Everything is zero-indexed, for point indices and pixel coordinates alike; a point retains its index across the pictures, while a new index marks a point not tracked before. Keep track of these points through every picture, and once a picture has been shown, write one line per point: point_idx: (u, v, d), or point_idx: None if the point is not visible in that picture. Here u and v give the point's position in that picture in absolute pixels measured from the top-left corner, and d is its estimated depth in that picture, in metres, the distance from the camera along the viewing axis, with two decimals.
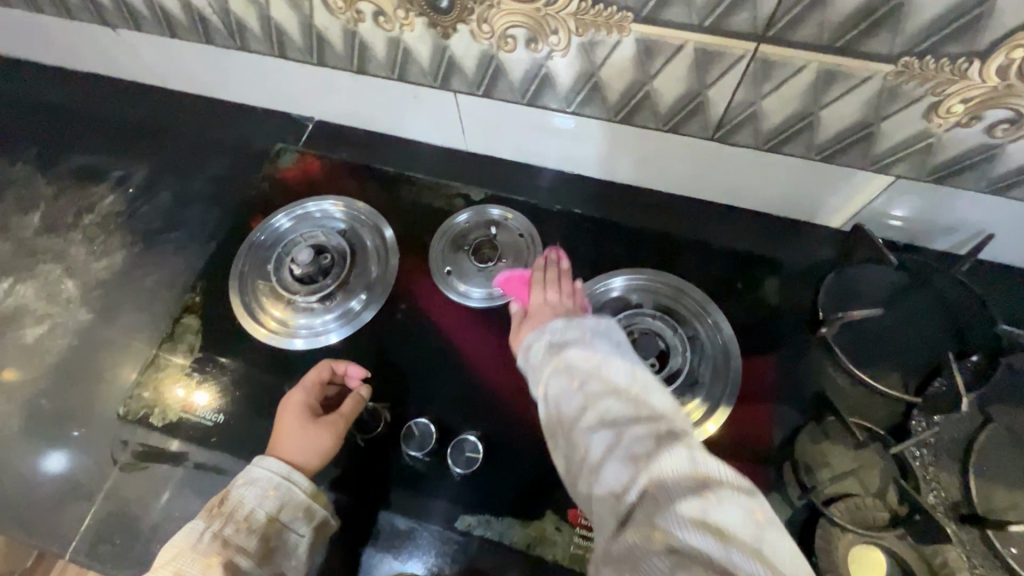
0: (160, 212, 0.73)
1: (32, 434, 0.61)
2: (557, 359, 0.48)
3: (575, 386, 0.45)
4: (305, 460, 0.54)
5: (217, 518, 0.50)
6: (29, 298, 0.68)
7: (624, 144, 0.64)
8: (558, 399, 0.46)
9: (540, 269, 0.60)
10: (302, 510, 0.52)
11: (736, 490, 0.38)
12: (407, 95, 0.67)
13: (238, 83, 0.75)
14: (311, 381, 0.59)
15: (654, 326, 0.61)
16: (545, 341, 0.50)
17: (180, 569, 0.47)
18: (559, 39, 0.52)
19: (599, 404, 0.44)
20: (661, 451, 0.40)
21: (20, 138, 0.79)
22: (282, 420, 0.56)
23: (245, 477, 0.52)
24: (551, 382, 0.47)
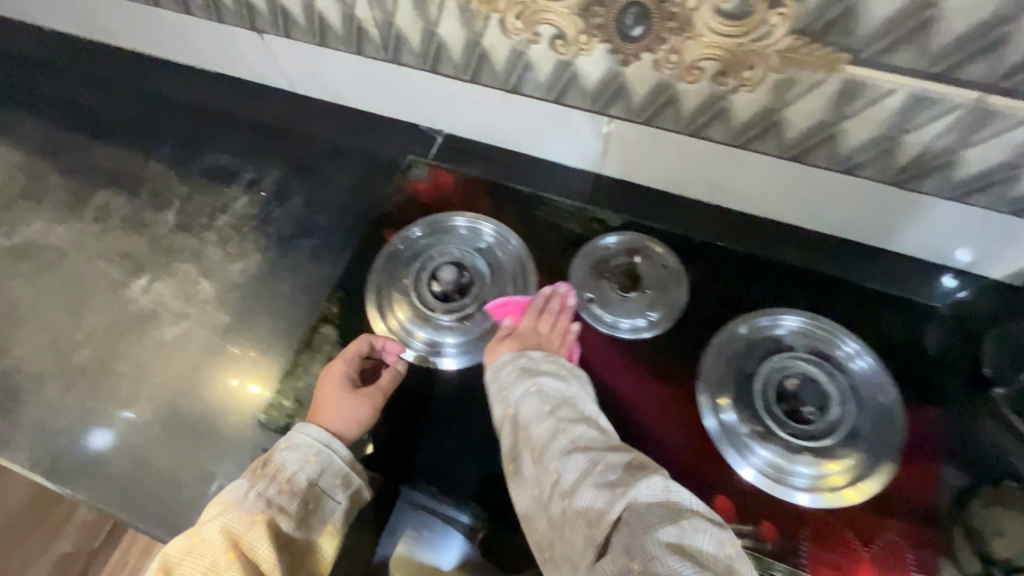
0: (293, 217, 0.73)
1: (172, 435, 0.61)
2: (531, 381, 0.53)
3: (547, 411, 0.50)
4: (345, 428, 0.56)
5: (260, 479, 0.51)
6: (166, 296, 0.69)
7: (784, 181, 0.62)
8: (532, 424, 0.50)
9: (541, 298, 0.62)
10: (341, 477, 0.53)
11: (710, 521, 0.40)
12: (556, 117, 0.66)
13: (375, 93, 0.75)
14: (351, 354, 0.61)
15: (811, 373, 0.58)
16: (524, 367, 0.55)
17: (226, 524, 0.48)
18: (753, 74, 0.51)
19: (571, 429, 0.48)
20: (637, 479, 0.42)
21: (153, 133, 0.81)
22: (322, 390, 0.58)
23: (287, 442, 0.54)
24: (523, 404, 0.52)
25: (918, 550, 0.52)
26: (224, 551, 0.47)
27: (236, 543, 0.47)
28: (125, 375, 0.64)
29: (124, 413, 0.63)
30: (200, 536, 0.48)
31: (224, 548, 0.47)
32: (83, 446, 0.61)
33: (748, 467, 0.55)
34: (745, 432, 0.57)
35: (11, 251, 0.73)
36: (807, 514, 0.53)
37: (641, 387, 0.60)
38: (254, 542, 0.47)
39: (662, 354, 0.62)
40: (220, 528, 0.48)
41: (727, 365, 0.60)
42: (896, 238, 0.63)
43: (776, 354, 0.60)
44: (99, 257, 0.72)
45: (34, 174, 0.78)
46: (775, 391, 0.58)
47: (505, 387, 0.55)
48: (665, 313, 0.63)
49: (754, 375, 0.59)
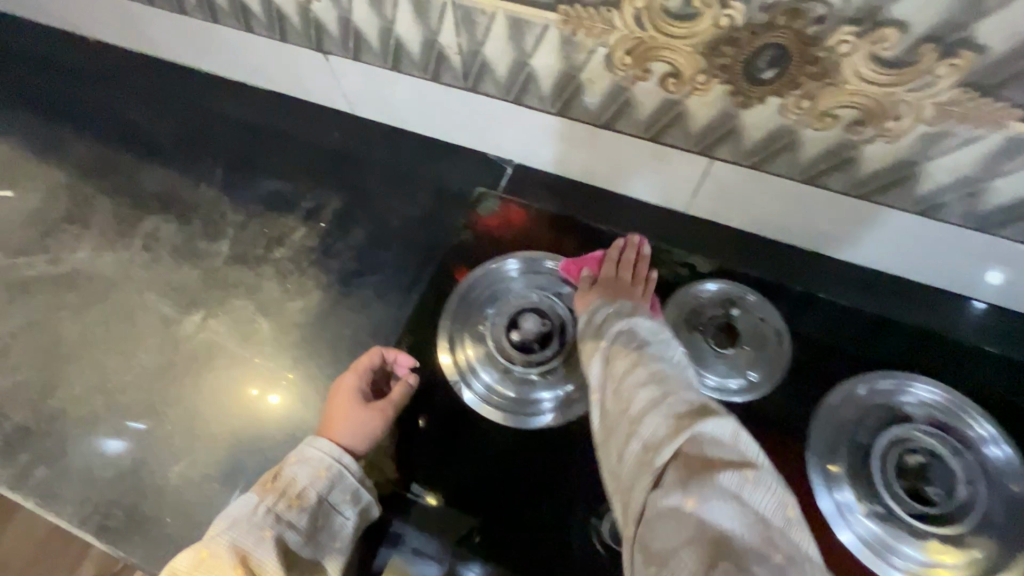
0: (355, 251, 0.69)
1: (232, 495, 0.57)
2: (625, 326, 0.53)
3: (633, 349, 0.50)
4: (358, 444, 0.53)
5: (270, 493, 0.47)
6: (220, 336, 0.64)
7: (903, 234, 0.57)
8: (620, 356, 0.50)
9: (617, 249, 0.63)
10: (351, 492, 0.50)
11: (776, 481, 0.38)
12: (648, 154, 0.61)
13: (444, 120, 0.71)
14: (363, 368, 0.58)
15: (936, 448, 0.53)
16: (617, 314, 0.55)
17: (235, 540, 0.44)
18: (898, 125, 0.46)
19: (653, 366, 0.47)
20: (706, 418, 0.41)
21: (205, 156, 0.76)
22: (333, 403, 0.55)
23: (297, 456, 0.51)
24: (614, 342, 0.52)
25: None
26: (231, 567, 0.43)
27: (244, 560, 0.44)
28: (179, 423, 0.60)
29: (178, 466, 0.58)
30: (208, 551, 0.44)
31: (232, 564, 0.43)
32: (136, 502, 0.56)
33: (864, 549, 0.51)
34: (862, 512, 0.52)
35: (56, 280, 0.68)
36: None
37: None
38: (264, 558, 0.44)
39: (764, 419, 0.57)
40: (229, 542, 0.44)
41: (839, 433, 0.55)
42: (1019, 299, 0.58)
43: (902, 423, 0.55)
44: (149, 290, 0.67)
45: (80, 197, 0.74)
46: (895, 468, 0.53)
47: (597, 327, 0.55)
48: (766, 374, 0.58)
49: (872, 448, 0.54)
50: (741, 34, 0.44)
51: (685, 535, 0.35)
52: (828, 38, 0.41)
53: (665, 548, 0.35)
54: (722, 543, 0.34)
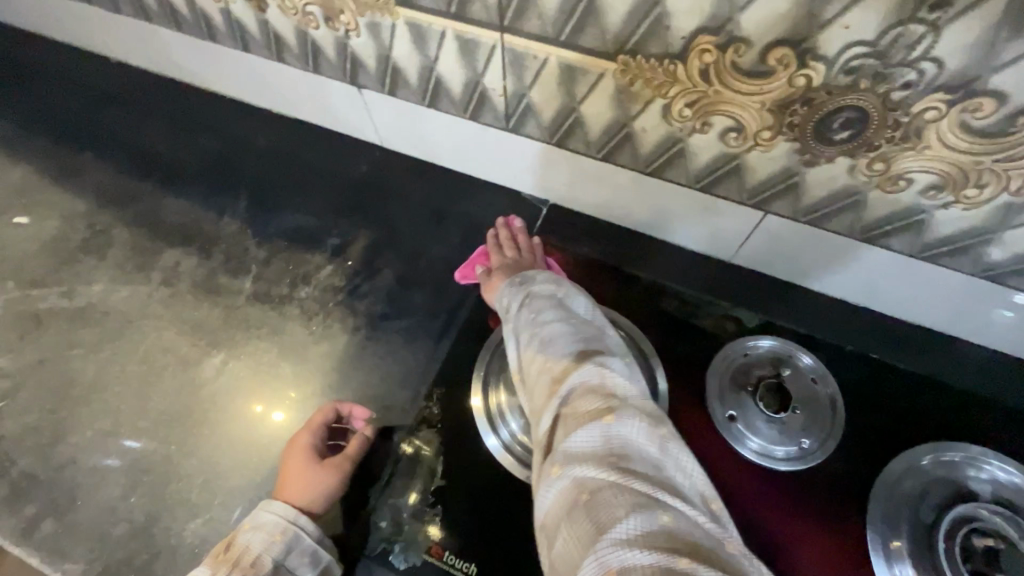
0: (383, 292, 0.66)
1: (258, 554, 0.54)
2: (521, 294, 0.52)
3: (528, 313, 0.49)
4: (315, 505, 0.53)
5: (221, 565, 0.48)
6: (242, 380, 0.61)
7: (966, 296, 0.54)
8: (520, 330, 0.49)
9: (494, 236, 0.65)
10: (309, 555, 0.50)
11: (638, 411, 0.40)
12: (696, 204, 0.59)
13: (479, 157, 0.68)
14: (316, 424, 0.57)
15: (1006, 532, 0.49)
16: (518, 285, 0.53)
17: None
18: (979, 193, 0.43)
19: (542, 328, 0.47)
20: (576, 371, 0.42)
21: (228, 186, 0.74)
22: (287, 464, 0.55)
23: (251, 523, 0.51)
24: (514, 317, 0.51)
25: None
26: None
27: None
28: (196, 475, 0.57)
29: (193, 521, 0.55)
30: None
31: None
32: (149, 562, 0.53)
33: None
34: None
35: (70, 314, 0.66)
36: None
37: (800, 530, 0.52)
38: None
39: (818, 491, 0.54)
40: None
41: (898, 510, 0.52)
42: None
43: (971, 500, 0.51)
44: (167, 328, 0.64)
45: (97, 225, 0.72)
46: (962, 552, 0.49)
47: (502, 306, 0.53)
48: (820, 441, 0.55)
49: (936, 528, 0.50)
50: (818, 95, 0.41)
51: (564, 502, 0.36)
52: (916, 104, 0.39)
53: (552, 516, 0.37)
54: (591, 497, 0.35)
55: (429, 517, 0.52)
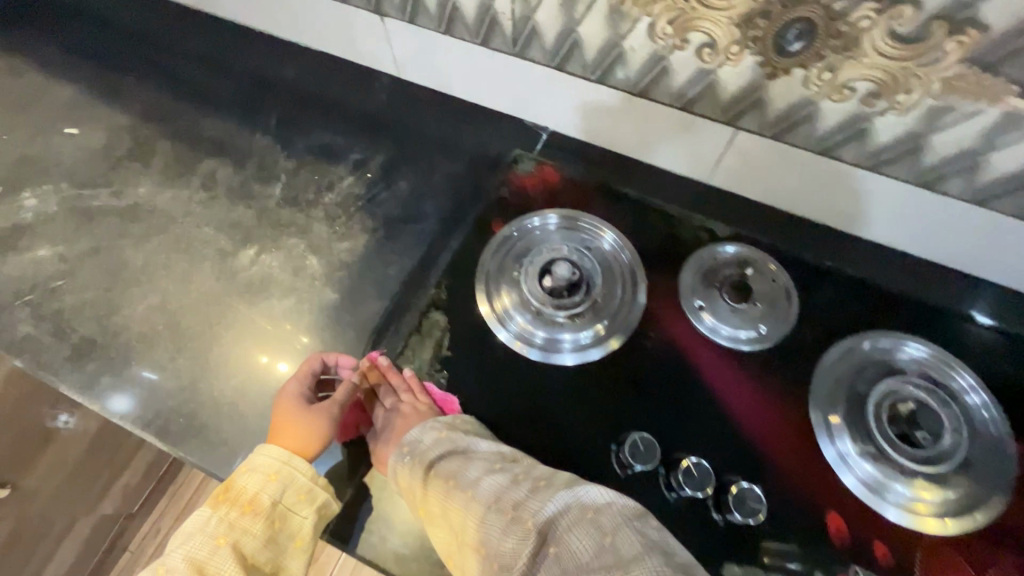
0: (399, 201, 0.74)
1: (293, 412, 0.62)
2: (422, 462, 0.54)
3: (452, 484, 0.51)
4: (307, 445, 0.57)
5: (221, 504, 0.53)
6: (274, 269, 0.69)
7: (906, 206, 0.62)
8: (448, 506, 0.50)
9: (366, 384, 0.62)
10: (305, 492, 0.55)
11: (623, 508, 0.43)
12: (677, 124, 0.67)
13: (487, 85, 0.76)
14: (303, 373, 0.61)
15: (924, 399, 0.58)
16: (408, 455, 0.55)
17: (192, 549, 0.51)
18: (909, 98, 0.51)
19: (477, 488, 0.50)
20: (546, 504, 0.46)
21: (259, 108, 0.82)
22: (277, 412, 0.58)
23: (247, 466, 0.55)
24: (431, 497, 0.52)
25: None
26: None
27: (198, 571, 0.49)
28: (234, 344, 0.65)
29: (231, 380, 0.63)
30: (163, 567, 0.50)
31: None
32: (194, 410, 0.62)
33: (861, 486, 0.56)
34: (857, 454, 0.57)
35: (120, 211, 0.74)
36: (927, 538, 0.54)
37: (753, 397, 0.61)
38: (217, 567, 0.50)
39: (773, 369, 0.62)
40: (184, 556, 0.50)
41: (836, 385, 0.61)
42: (1005, 270, 0.64)
43: (889, 374, 0.60)
44: (206, 225, 0.72)
45: (141, 138, 0.80)
46: (887, 415, 0.58)
47: (406, 482, 0.54)
48: (775, 328, 0.64)
49: (868, 397, 0.59)
50: (775, 8, 0.49)
51: None
52: (853, 13, 0.47)
53: None
54: None
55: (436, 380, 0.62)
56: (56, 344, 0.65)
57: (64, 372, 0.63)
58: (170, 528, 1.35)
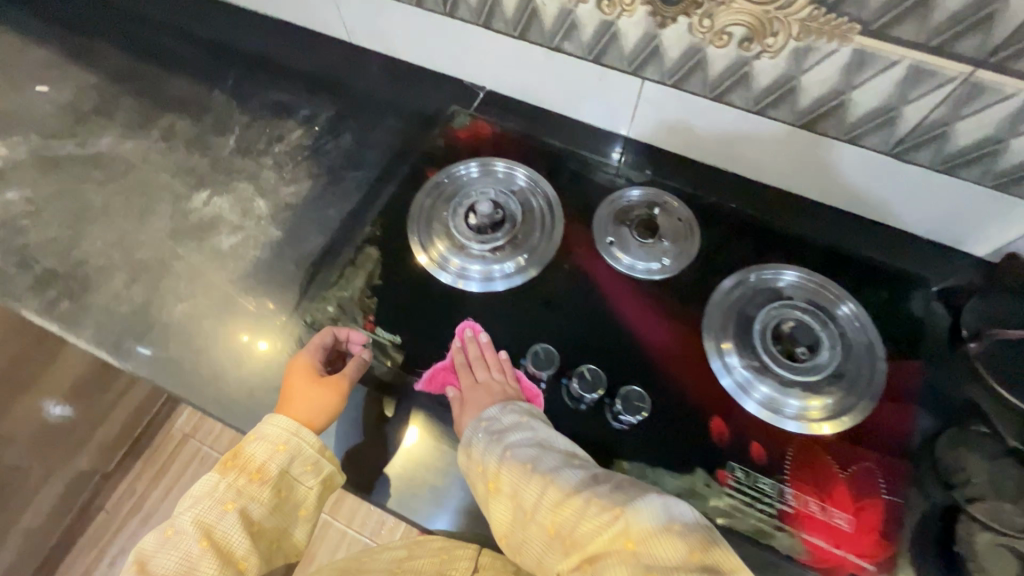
0: (343, 151, 0.80)
1: (259, 352, 0.67)
2: (500, 440, 0.56)
3: (529, 468, 0.53)
4: (314, 417, 0.60)
5: (230, 470, 0.56)
6: (224, 209, 0.75)
7: (795, 149, 0.68)
8: (522, 487, 0.53)
9: (462, 353, 0.64)
10: (311, 463, 0.59)
11: (701, 530, 0.45)
12: (593, 76, 0.73)
13: (426, 46, 0.82)
14: (315, 346, 0.64)
15: (803, 318, 0.64)
16: (483, 430, 0.57)
17: (200, 512, 0.54)
18: (776, 41, 0.58)
19: (553, 477, 0.52)
20: (632, 507, 0.47)
21: (217, 69, 0.88)
22: (291, 383, 0.62)
23: (256, 434, 0.59)
24: (503, 476, 0.54)
25: (887, 476, 0.58)
26: (197, 540, 0.53)
27: (208, 533, 0.53)
28: (183, 273, 0.71)
29: (180, 305, 0.69)
30: (173, 529, 0.54)
31: (197, 537, 0.53)
32: (145, 331, 0.68)
33: (756, 405, 0.61)
34: (743, 367, 0.63)
35: (84, 159, 0.80)
36: (796, 438, 0.60)
37: (655, 320, 0.67)
38: (227, 530, 0.54)
39: (673, 295, 0.68)
40: (193, 519, 0.54)
41: (729, 314, 0.66)
42: (888, 208, 0.70)
43: (769, 300, 0.66)
44: (164, 171, 0.79)
45: (107, 95, 0.86)
46: (773, 333, 0.64)
47: (475, 457, 0.56)
48: (678, 259, 0.70)
49: (755, 322, 0.65)
50: None
51: None
52: None
53: None
54: None
55: (367, 305, 0.68)
56: (21, 273, 0.71)
57: (27, 298, 0.69)
58: (145, 487, 1.40)
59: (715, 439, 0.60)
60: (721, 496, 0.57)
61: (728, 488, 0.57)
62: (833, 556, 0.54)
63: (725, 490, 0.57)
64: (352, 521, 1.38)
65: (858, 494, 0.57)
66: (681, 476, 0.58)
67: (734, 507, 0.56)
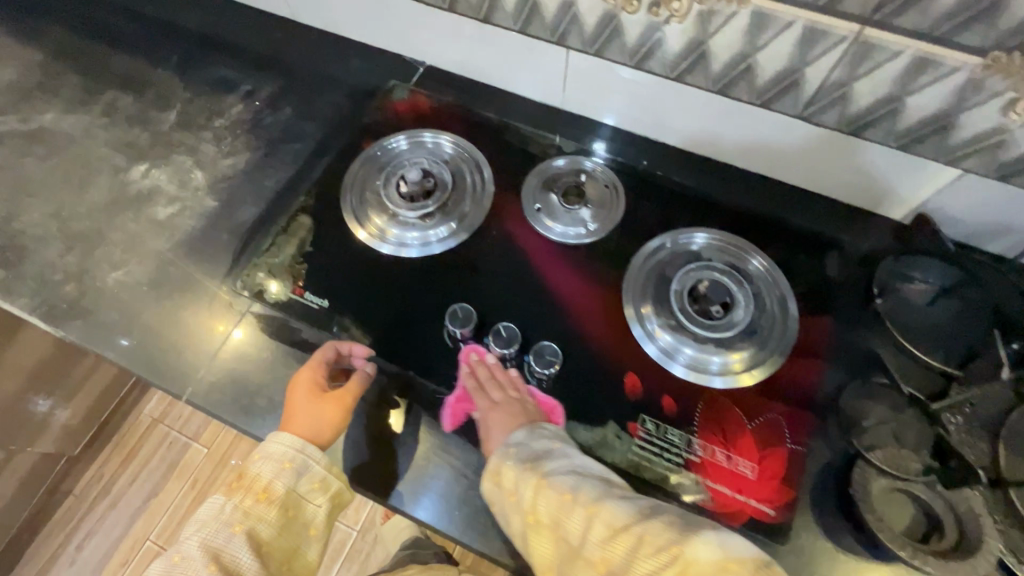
0: (283, 124, 0.82)
1: (234, 341, 0.66)
2: (533, 469, 0.54)
3: (571, 500, 0.51)
4: (319, 433, 0.59)
5: (236, 492, 0.57)
6: (162, 181, 0.77)
7: (713, 116, 0.70)
8: (564, 520, 0.51)
9: (472, 376, 0.62)
10: (318, 480, 0.58)
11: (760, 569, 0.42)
12: (522, 48, 0.75)
13: (364, 21, 0.84)
14: (318, 360, 0.63)
15: (717, 278, 0.66)
16: (513, 457, 0.55)
17: (207, 537, 0.55)
18: (680, 6, 0.59)
19: (600, 510, 0.50)
20: (689, 543, 0.45)
21: (162, 46, 0.89)
22: (293, 397, 0.60)
23: (260, 453, 0.59)
24: (541, 507, 0.52)
25: (792, 425, 0.60)
26: (205, 565, 0.54)
27: (216, 557, 0.54)
28: (119, 243, 0.72)
29: (115, 273, 0.70)
30: (181, 554, 0.55)
31: (205, 562, 0.54)
32: (79, 298, 0.69)
33: (682, 368, 0.63)
34: (659, 325, 0.65)
35: (25, 134, 0.81)
36: (705, 391, 0.62)
37: (577, 282, 0.68)
38: (236, 552, 0.55)
39: (597, 259, 0.70)
40: (201, 543, 0.55)
41: (649, 279, 0.68)
42: (807, 174, 0.72)
43: (684, 263, 0.68)
44: (104, 145, 0.80)
45: (50, 72, 0.87)
46: (689, 292, 0.66)
47: (512, 488, 0.54)
48: (603, 224, 0.72)
49: (672, 285, 0.67)
50: None
51: None
52: None
53: None
54: None
55: (296, 271, 0.69)
56: None
57: None
58: (113, 473, 1.44)
59: (627, 392, 0.61)
60: (632, 447, 0.59)
61: (639, 439, 0.59)
62: (735, 502, 0.56)
63: (636, 441, 0.59)
64: None
65: (762, 443, 0.59)
66: (592, 429, 0.60)
67: (643, 456, 0.58)
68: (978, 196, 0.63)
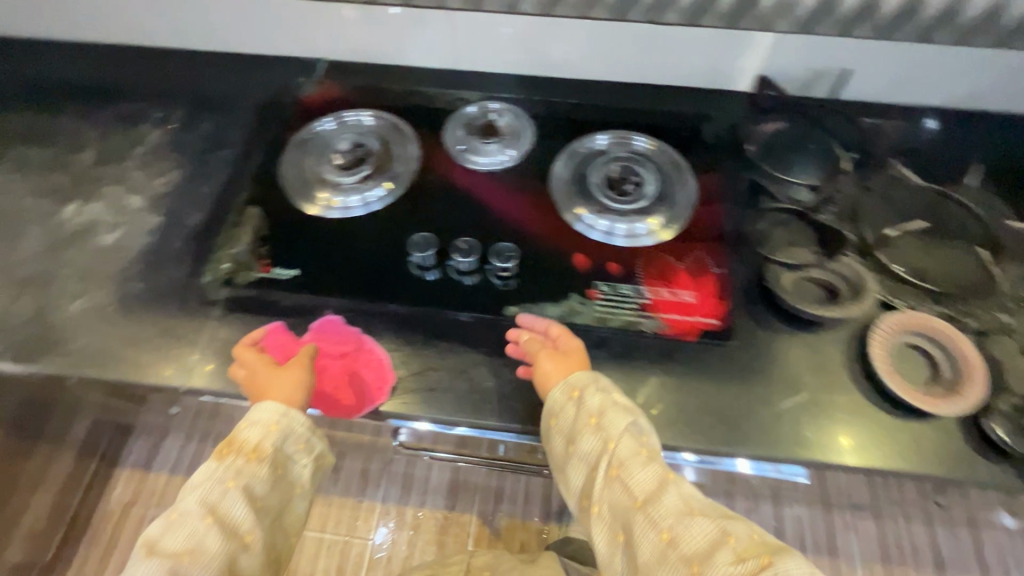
0: (204, 137, 0.86)
1: (216, 325, 0.70)
2: (625, 416, 0.58)
3: (651, 466, 0.55)
4: (296, 397, 0.62)
5: (228, 455, 0.57)
6: (99, 213, 0.79)
7: (583, 39, 0.84)
8: (632, 468, 0.55)
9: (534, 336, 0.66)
10: (303, 442, 0.61)
11: None
12: (410, 20, 0.85)
13: (258, 33, 0.90)
14: (245, 353, 0.65)
15: (623, 166, 0.80)
16: (607, 394, 0.60)
17: (204, 495, 0.55)
18: None
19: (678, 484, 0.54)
20: (788, 559, 0.47)
21: (57, 98, 0.90)
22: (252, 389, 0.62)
23: (245, 422, 0.59)
24: (620, 453, 0.56)
25: (714, 254, 0.72)
26: (202, 518, 0.54)
27: (212, 510, 0.54)
28: (72, 277, 0.73)
29: (76, 302, 0.71)
30: (177, 511, 0.55)
31: (201, 516, 0.54)
32: (45, 334, 0.69)
33: (621, 240, 0.74)
34: (591, 213, 0.76)
35: None
36: (638, 250, 0.73)
37: (513, 195, 0.79)
38: (230, 505, 0.55)
39: (524, 176, 0.80)
40: (196, 500, 0.55)
41: (572, 182, 0.79)
42: (670, 72, 0.87)
43: (595, 161, 0.81)
44: (26, 196, 0.80)
45: None
46: (605, 182, 0.78)
47: (592, 411, 0.59)
48: (519, 148, 0.82)
49: (591, 180, 0.79)
50: None
51: None
52: None
53: None
54: None
55: (261, 252, 0.73)
56: None
57: None
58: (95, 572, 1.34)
59: (576, 266, 0.72)
60: (594, 308, 0.69)
61: (598, 299, 0.69)
62: (686, 323, 0.67)
63: (595, 303, 0.69)
64: (326, 526, 1.33)
65: (696, 275, 0.71)
66: (560, 302, 0.69)
67: (605, 311, 0.68)
68: (794, 51, 0.81)
